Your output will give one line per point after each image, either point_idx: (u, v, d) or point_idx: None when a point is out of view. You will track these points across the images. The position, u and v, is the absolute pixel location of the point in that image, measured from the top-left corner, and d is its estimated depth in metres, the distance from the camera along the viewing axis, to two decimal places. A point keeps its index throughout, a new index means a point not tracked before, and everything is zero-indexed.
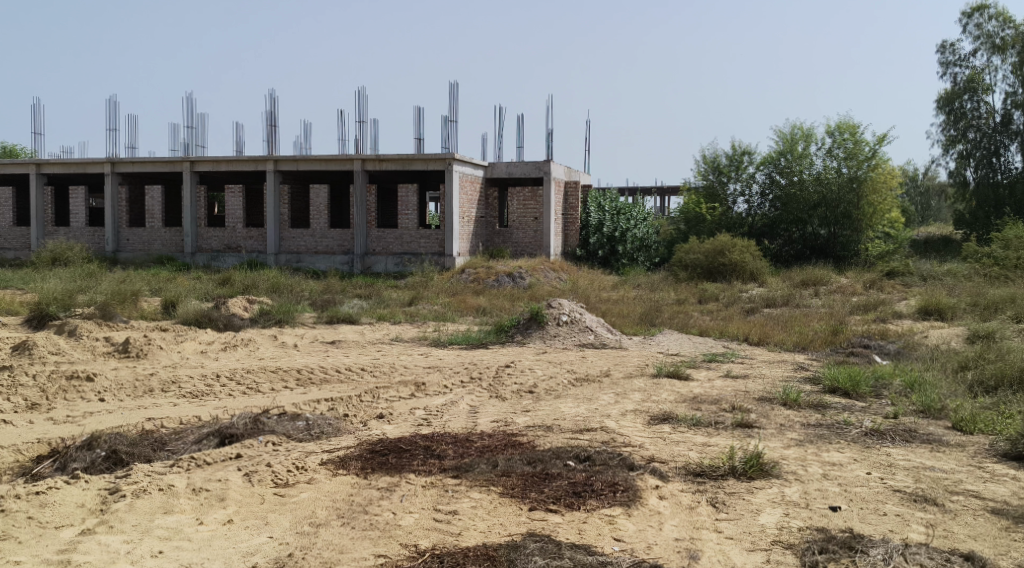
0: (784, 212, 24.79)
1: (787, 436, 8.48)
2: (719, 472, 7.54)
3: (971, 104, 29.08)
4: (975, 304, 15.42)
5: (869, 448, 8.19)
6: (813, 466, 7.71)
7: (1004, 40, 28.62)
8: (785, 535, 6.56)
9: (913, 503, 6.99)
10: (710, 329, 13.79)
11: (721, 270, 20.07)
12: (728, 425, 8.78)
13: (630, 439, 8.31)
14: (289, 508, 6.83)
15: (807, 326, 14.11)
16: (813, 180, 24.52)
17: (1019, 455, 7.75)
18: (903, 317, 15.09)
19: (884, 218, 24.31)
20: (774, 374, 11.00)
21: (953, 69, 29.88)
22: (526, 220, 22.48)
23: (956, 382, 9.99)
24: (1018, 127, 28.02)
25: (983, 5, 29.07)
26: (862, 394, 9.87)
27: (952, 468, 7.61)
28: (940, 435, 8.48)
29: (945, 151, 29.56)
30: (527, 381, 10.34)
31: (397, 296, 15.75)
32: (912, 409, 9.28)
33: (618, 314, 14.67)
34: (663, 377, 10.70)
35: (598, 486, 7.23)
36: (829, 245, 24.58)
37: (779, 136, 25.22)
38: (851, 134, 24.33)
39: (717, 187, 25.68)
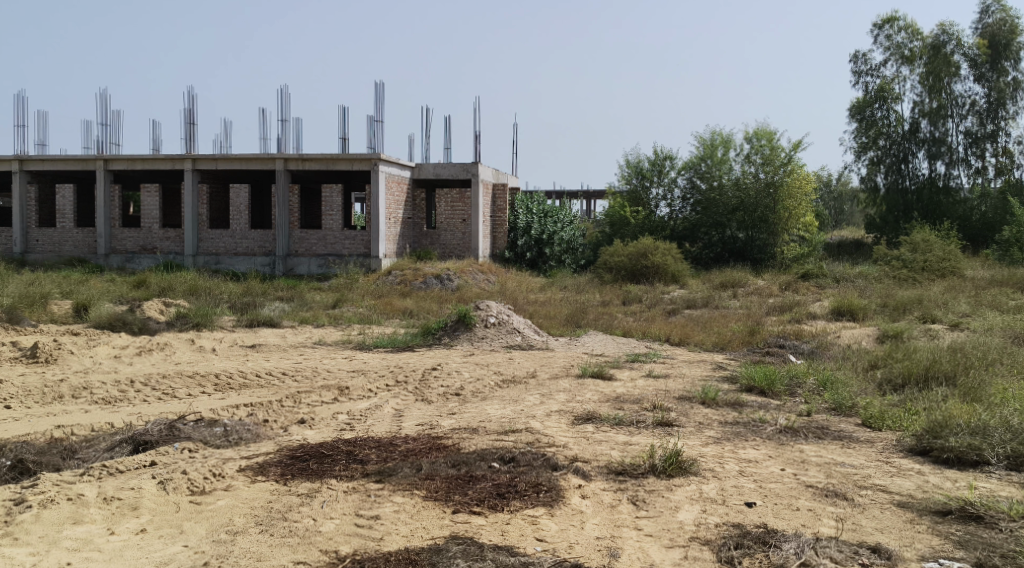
0: (704, 216, 25.38)
1: (706, 434, 8.65)
2: (640, 470, 7.65)
3: (881, 113, 29.84)
4: (884, 304, 15.96)
5: (783, 444, 8.40)
6: (730, 463, 7.88)
7: (912, 51, 29.54)
8: (703, 531, 6.70)
9: (824, 497, 7.20)
10: (633, 329, 14.00)
11: (644, 273, 20.37)
12: (649, 424, 8.91)
13: (554, 439, 8.38)
14: (205, 516, 6.71)
15: (725, 326, 14.47)
16: (732, 185, 25.14)
17: (924, 449, 8.04)
18: (817, 317, 15.53)
19: (799, 222, 24.90)
20: (694, 374, 11.19)
21: (864, 78, 30.78)
22: (453, 221, 22.46)
23: (867, 381, 10.32)
24: (925, 135, 29.02)
25: (893, 17, 30.01)
26: (777, 392, 10.12)
27: (861, 464, 7.85)
28: (851, 432, 8.76)
29: (857, 157, 30.32)
30: (453, 383, 10.33)
31: (319, 298, 15.58)
32: (825, 406, 9.56)
33: (543, 316, 14.76)
34: (587, 377, 10.81)
35: (521, 487, 7.27)
36: (748, 248, 24.98)
37: (699, 142, 25.72)
38: (768, 141, 24.92)
39: (640, 191, 26.06)
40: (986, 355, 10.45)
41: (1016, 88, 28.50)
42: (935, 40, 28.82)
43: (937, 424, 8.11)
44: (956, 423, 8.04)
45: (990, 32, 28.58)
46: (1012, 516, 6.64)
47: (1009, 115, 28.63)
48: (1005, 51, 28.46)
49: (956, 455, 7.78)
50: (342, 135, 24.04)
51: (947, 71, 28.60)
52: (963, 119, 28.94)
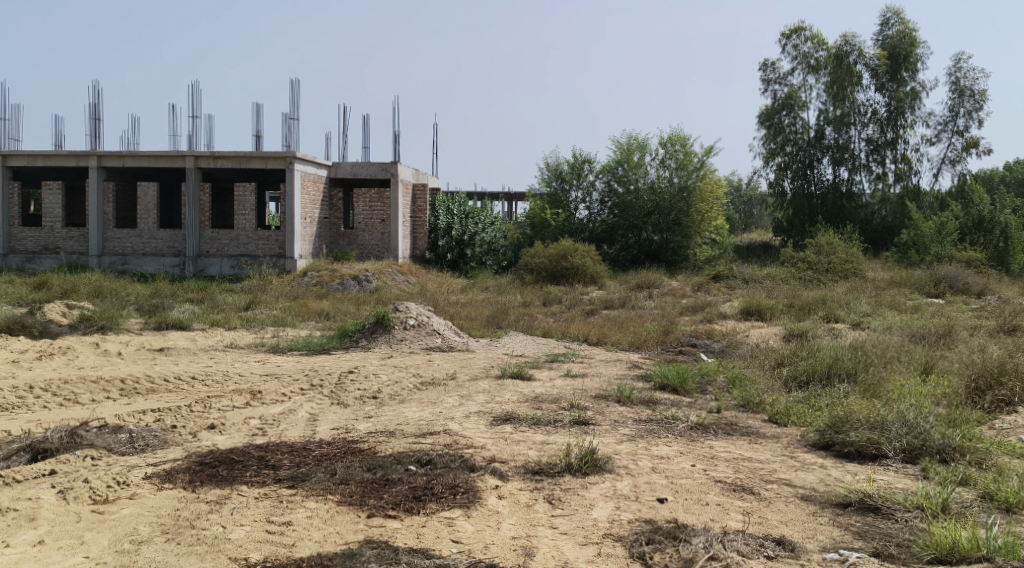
0: (621, 218, 25.63)
1: (621, 432, 8.77)
2: (556, 469, 7.71)
3: (788, 120, 30.57)
4: (790, 304, 16.42)
5: (694, 441, 8.57)
6: (643, 460, 8.01)
7: (818, 60, 30.33)
8: (616, 528, 6.80)
9: (732, 492, 7.38)
10: (553, 330, 14.08)
11: (564, 274, 20.52)
12: (566, 422, 9.00)
13: (472, 441, 8.39)
14: (108, 526, 6.53)
15: (641, 325, 14.70)
16: (647, 189, 25.58)
17: (826, 444, 8.29)
18: (727, 317, 15.89)
19: (711, 225, 25.54)
20: (611, 374, 11.32)
21: (773, 86, 31.55)
22: (371, 221, 22.31)
23: (774, 378, 10.61)
24: (830, 141, 29.93)
25: (800, 27, 30.87)
26: (689, 390, 10.33)
27: (768, 459, 8.07)
28: (758, 428, 8.98)
29: (766, 163, 31.08)
30: (371, 386, 10.25)
31: (232, 300, 15.29)
32: (734, 403, 9.80)
33: (465, 317, 14.73)
34: (506, 378, 10.84)
35: (438, 489, 7.26)
36: (662, 250, 25.54)
37: (616, 145, 25.93)
38: (682, 146, 25.42)
39: (560, 194, 26.20)
40: (885, 353, 10.81)
41: (914, 98, 29.62)
42: (838, 50, 29.60)
43: (839, 419, 8.37)
44: (857, 418, 8.32)
45: (891, 44, 29.50)
46: (908, 506, 6.91)
47: (908, 123, 29.81)
48: (904, 63, 29.49)
49: (857, 449, 8.06)
50: (255, 132, 23.64)
51: (850, 81, 29.58)
52: (865, 127, 29.98)
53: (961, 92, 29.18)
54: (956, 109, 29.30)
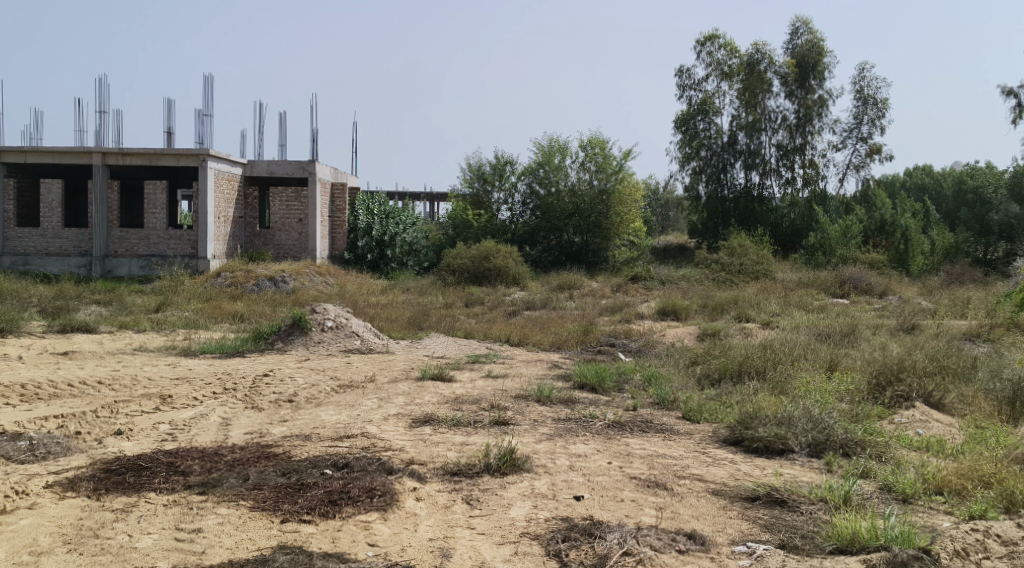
0: (542, 220, 25.80)
1: (540, 431, 8.80)
2: (474, 469, 7.70)
3: (703, 124, 31.00)
4: (704, 304, 16.78)
5: (611, 439, 8.67)
6: (560, 459, 8.06)
7: (731, 67, 30.89)
8: (533, 527, 6.83)
9: (647, 488, 7.49)
10: (474, 332, 14.05)
11: (486, 275, 20.51)
12: (485, 423, 9.00)
13: (390, 443, 8.32)
14: (6, 537, 6.30)
15: (561, 325, 14.84)
16: (568, 192, 25.80)
17: (737, 440, 8.48)
18: (644, 317, 16.12)
19: (629, 228, 25.89)
20: (531, 374, 11.37)
21: (688, 92, 32.12)
22: (288, 221, 22.02)
23: (688, 376, 10.81)
24: (742, 146, 30.61)
25: (714, 34, 31.48)
26: (607, 388, 10.45)
27: (681, 455, 8.21)
28: (672, 425, 9.14)
29: (681, 167, 31.58)
30: (286, 390, 10.08)
31: (142, 302, 14.90)
32: (650, 401, 9.96)
33: (385, 319, 14.64)
34: (427, 379, 10.78)
35: (354, 492, 7.19)
36: (583, 251, 25.78)
37: (537, 148, 26.03)
38: (601, 149, 25.71)
39: (482, 194, 26.12)
40: (793, 351, 11.11)
41: (822, 105, 30.48)
42: (750, 57, 30.22)
43: (749, 415, 8.57)
44: (765, 415, 8.52)
45: (800, 53, 30.30)
46: (812, 499, 7.13)
47: (816, 130, 30.65)
48: (813, 71, 30.33)
49: (765, 445, 8.25)
50: (167, 129, 23.06)
51: (761, 88, 30.25)
52: (775, 133, 30.71)
53: (865, 101, 30.15)
54: (860, 116, 30.27)
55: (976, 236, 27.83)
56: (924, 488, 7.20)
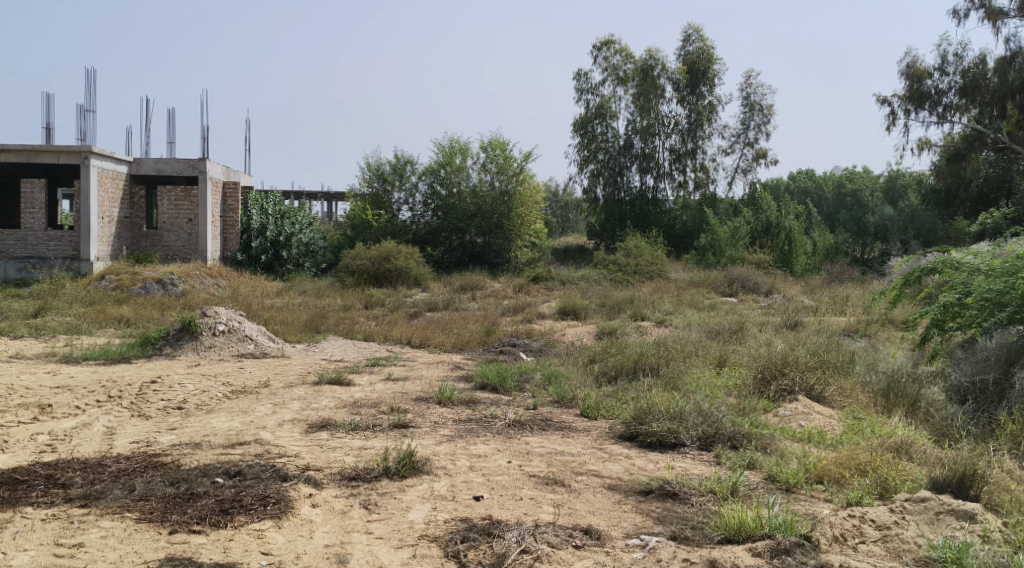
0: (444, 220, 25.67)
1: (439, 433, 8.78)
2: (372, 474, 7.62)
3: (601, 128, 31.42)
4: (602, 304, 17.00)
5: (511, 438, 8.71)
6: (460, 460, 8.04)
7: (626, 73, 31.33)
8: (432, 529, 6.80)
9: (544, 485, 7.55)
10: (374, 334, 13.91)
11: (387, 276, 20.32)
12: (385, 426, 8.92)
13: (285, 450, 8.17)
14: None
15: (464, 326, 14.83)
16: (470, 192, 25.77)
17: (631, 435, 8.63)
18: (545, 317, 16.26)
19: (530, 229, 26.15)
20: (431, 375, 11.34)
21: (585, 96, 32.50)
22: (178, 221, 21.49)
23: (587, 373, 10.95)
24: (637, 150, 31.23)
25: (610, 40, 31.95)
26: (508, 388, 10.49)
27: (578, 451, 8.30)
28: (571, 422, 9.24)
29: (580, 169, 31.92)
30: (176, 397, 9.79)
31: (19, 307, 14.24)
32: (549, 399, 10.04)
33: (280, 322, 14.31)
34: (324, 384, 10.61)
35: (247, 501, 7.03)
36: (485, 252, 25.91)
37: (438, 148, 25.84)
38: (502, 151, 25.81)
39: (382, 194, 25.74)
40: (685, 348, 11.41)
41: (711, 111, 31.30)
42: (644, 63, 30.72)
43: (643, 411, 8.75)
44: (658, 410, 8.72)
45: (691, 59, 31.00)
46: (702, 491, 7.31)
47: (706, 135, 31.47)
48: (703, 77, 31.07)
49: (658, 439, 8.44)
50: (47, 125, 22.12)
51: (655, 94, 30.86)
52: (668, 137, 31.40)
53: (752, 107, 31.07)
54: (747, 122, 31.19)
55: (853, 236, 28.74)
56: (806, 477, 7.47)
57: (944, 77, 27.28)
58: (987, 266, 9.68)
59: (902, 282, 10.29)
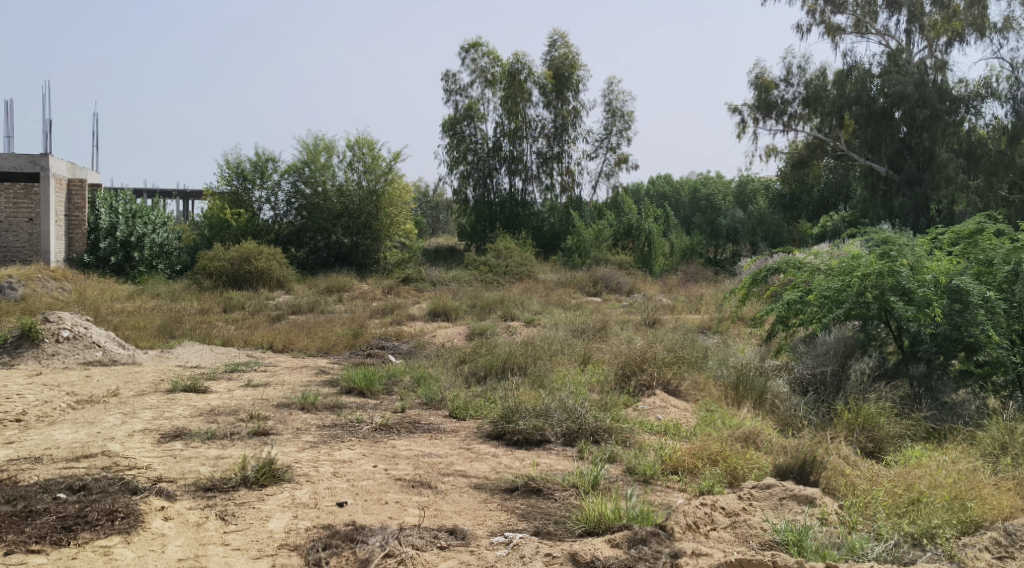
0: (308, 220, 25.17)
1: (302, 440, 8.55)
2: (229, 483, 7.35)
3: (469, 130, 31.44)
4: (472, 304, 17.00)
5: (377, 442, 8.57)
6: (323, 466, 7.84)
7: (494, 75, 31.42)
8: (292, 537, 6.63)
9: (410, 488, 7.45)
10: (233, 339, 13.46)
11: (247, 279, 19.73)
12: (243, 434, 8.63)
13: (136, 461, 7.79)
14: None
15: (330, 329, 14.53)
16: (336, 191, 25.31)
17: (498, 434, 8.63)
18: (414, 318, 16.14)
19: (399, 229, 25.91)
20: (295, 380, 11.05)
21: (454, 97, 32.43)
22: (16, 221, 20.11)
23: (456, 374, 10.89)
24: (506, 153, 31.45)
25: (477, 42, 31.99)
26: (375, 392, 10.34)
27: (445, 452, 8.24)
28: (439, 424, 9.18)
29: (449, 170, 31.83)
30: (14, 409, 9.21)
31: None
32: (418, 402, 9.94)
33: (132, 327, 13.68)
34: (178, 392, 10.19)
35: (92, 516, 6.66)
36: (353, 252, 25.41)
37: (301, 145, 25.26)
38: (369, 150, 25.50)
39: (242, 193, 24.96)
40: (552, 347, 11.51)
41: (576, 117, 31.83)
42: (511, 67, 30.89)
43: (510, 410, 8.74)
44: (525, 408, 8.73)
45: (555, 64, 31.40)
46: (565, 486, 7.37)
47: (571, 139, 31.94)
48: (568, 83, 31.51)
49: (524, 436, 8.47)
50: None
51: (522, 97, 31.10)
52: (535, 141, 31.71)
53: (614, 113, 31.72)
54: (608, 128, 31.84)
55: (706, 237, 29.50)
56: (662, 468, 7.64)
57: (789, 88, 28.61)
58: (825, 266, 10.31)
59: (750, 281, 10.82)
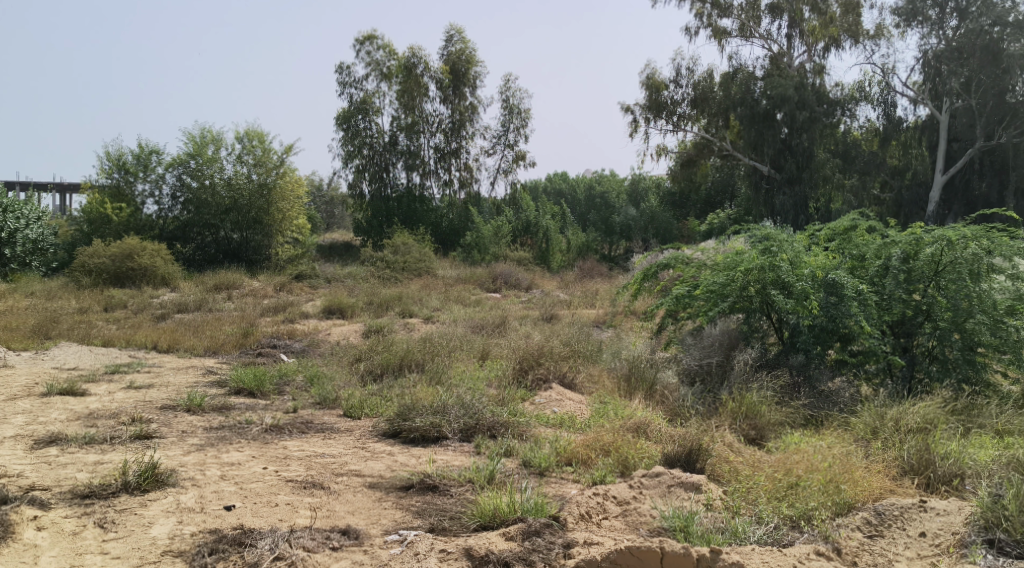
0: (195, 215, 24.46)
1: (188, 443, 8.24)
2: (109, 490, 7.01)
3: (364, 123, 31.01)
4: (369, 301, 16.74)
5: (267, 443, 8.33)
6: (210, 469, 7.56)
7: (390, 69, 31.08)
8: (177, 543, 6.41)
9: (302, 489, 7.26)
10: (115, 339, 12.93)
11: (130, 276, 19.01)
12: (125, 438, 8.26)
13: (7, 469, 7.38)
14: None
15: (219, 328, 14.09)
16: (224, 186, 24.41)
17: (394, 432, 8.49)
18: (308, 316, 15.79)
19: (292, 224, 25.38)
20: (181, 382, 10.67)
21: (348, 90, 31.93)
22: None
23: (351, 373, 10.69)
24: (403, 147, 31.19)
25: (372, 35, 31.58)
26: (266, 392, 10.06)
27: (339, 452, 8.06)
28: (332, 423, 8.99)
29: (344, 164, 31.33)
30: None
31: None
32: (311, 401, 9.71)
33: (4, 327, 13.00)
34: (54, 395, 9.70)
35: None
36: (241, 249, 24.92)
37: (187, 138, 24.36)
38: (260, 142, 24.81)
39: (124, 186, 24.03)
40: (450, 343, 11.41)
41: (473, 112, 31.77)
42: (407, 61, 30.55)
43: (406, 407, 8.61)
44: (421, 405, 8.62)
45: (452, 59, 31.26)
46: (461, 481, 7.30)
47: (468, 135, 31.88)
48: (464, 78, 31.43)
49: (420, 434, 8.37)
50: None
51: (418, 92, 30.82)
52: (432, 135, 31.52)
53: (511, 110, 31.78)
54: (506, 125, 31.87)
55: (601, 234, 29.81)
56: (557, 461, 7.66)
57: (678, 89, 28.92)
58: (711, 262, 10.52)
59: (641, 277, 10.94)
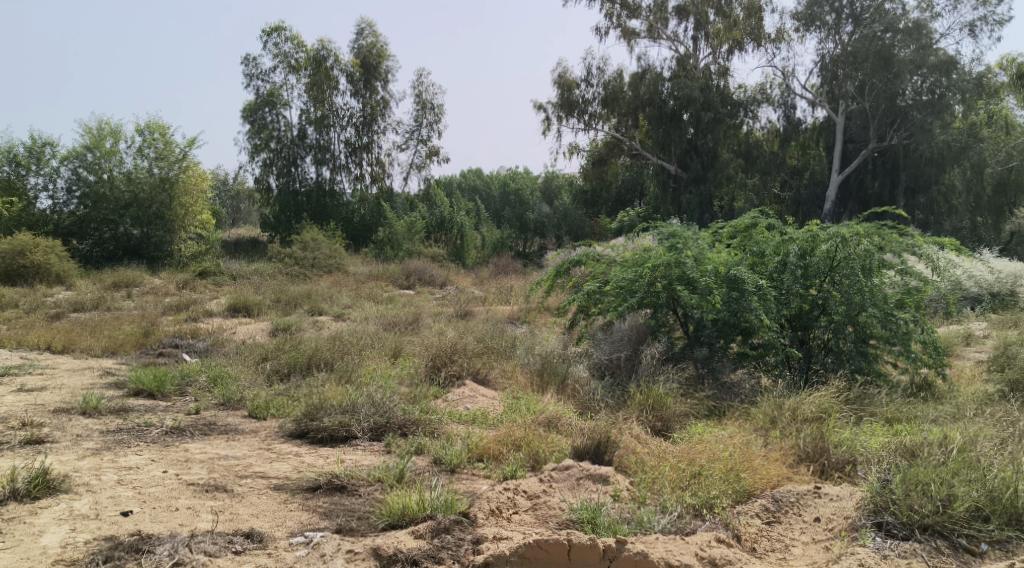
0: (92, 211, 23.47)
1: (82, 447, 7.95)
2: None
3: (271, 116, 30.43)
4: (277, 299, 16.42)
5: (167, 446, 8.10)
6: (107, 474, 7.30)
7: (298, 61, 30.52)
8: (69, 552, 6.20)
9: (204, 493, 7.08)
10: (5, 341, 12.40)
11: (22, 274, 18.26)
12: (14, 444, 7.92)
13: None
14: None
15: (117, 328, 13.63)
16: (123, 179, 23.86)
17: (302, 432, 8.35)
18: (213, 315, 15.39)
19: (195, 219, 24.88)
20: (75, 384, 10.28)
21: (255, 82, 31.25)
22: None
23: (256, 372, 10.46)
24: (312, 141, 30.70)
25: (279, 26, 30.97)
26: (167, 393, 9.79)
27: (244, 454, 7.89)
28: (237, 424, 8.79)
29: (251, 158, 30.65)
30: None
31: None
32: (214, 402, 9.48)
33: None
34: None
35: None
36: (143, 245, 23.91)
37: (84, 130, 23.63)
38: (161, 135, 24.16)
39: (15, 179, 23.03)
40: (360, 341, 11.27)
41: (384, 107, 31.47)
42: (315, 54, 30.03)
43: (313, 407, 8.47)
44: (330, 404, 8.49)
45: (362, 53, 30.90)
46: (370, 480, 7.21)
47: (380, 129, 31.58)
48: (375, 72, 31.12)
49: (329, 433, 8.26)
50: None
51: (328, 85, 30.34)
52: (342, 129, 31.10)
53: (423, 105, 31.59)
54: (419, 120, 31.70)
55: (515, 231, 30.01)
56: (468, 457, 7.65)
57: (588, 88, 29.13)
58: (620, 258, 10.65)
59: (554, 273, 10.99)
